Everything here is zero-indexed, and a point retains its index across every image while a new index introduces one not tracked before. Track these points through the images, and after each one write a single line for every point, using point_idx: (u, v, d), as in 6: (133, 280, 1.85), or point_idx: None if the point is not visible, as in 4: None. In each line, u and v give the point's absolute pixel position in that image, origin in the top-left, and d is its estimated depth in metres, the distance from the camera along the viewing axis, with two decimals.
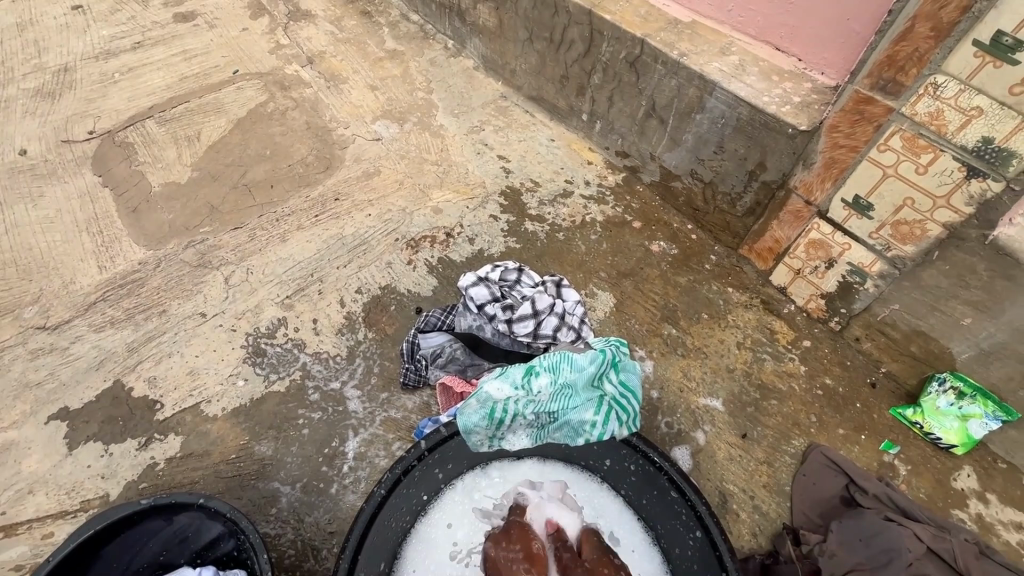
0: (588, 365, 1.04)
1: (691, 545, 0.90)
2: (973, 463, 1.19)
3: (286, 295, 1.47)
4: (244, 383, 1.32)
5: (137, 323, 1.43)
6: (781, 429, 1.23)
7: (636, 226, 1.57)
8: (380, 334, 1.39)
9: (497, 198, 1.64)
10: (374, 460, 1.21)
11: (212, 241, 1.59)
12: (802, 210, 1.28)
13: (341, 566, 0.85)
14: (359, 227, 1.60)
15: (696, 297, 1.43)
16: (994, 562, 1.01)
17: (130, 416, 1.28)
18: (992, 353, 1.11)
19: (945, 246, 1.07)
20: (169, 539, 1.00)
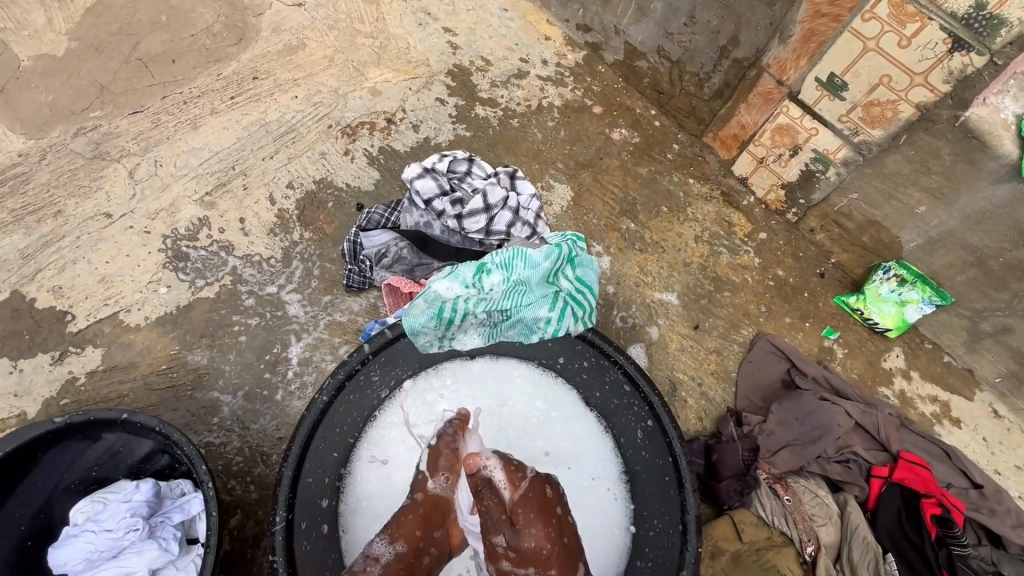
0: (543, 261, 1.00)
1: (642, 433, 0.92)
2: (903, 345, 1.25)
3: (205, 191, 1.30)
4: (167, 290, 1.20)
5: (29, 226, 1.24)
6: (731, 319, 1.25)
7: (597, 111, 1.43)
8: (318, 234, 1.26)
9: (444, 79, 1.44)
10: (320, 365, 1.16)
11: (107, 127, 1.35)
12: (771, 91, 1.18)
13: (283, 475, 0.82)
14: (285, 112, 1.39)
15: (657, 189, 1.36)
16: (911, 431, 1.10)
17: (38, 329, 1.15)
18: (938, 241, 1.12)
19: (914, 129, 1.02)
20: (100, 455, 0.95)
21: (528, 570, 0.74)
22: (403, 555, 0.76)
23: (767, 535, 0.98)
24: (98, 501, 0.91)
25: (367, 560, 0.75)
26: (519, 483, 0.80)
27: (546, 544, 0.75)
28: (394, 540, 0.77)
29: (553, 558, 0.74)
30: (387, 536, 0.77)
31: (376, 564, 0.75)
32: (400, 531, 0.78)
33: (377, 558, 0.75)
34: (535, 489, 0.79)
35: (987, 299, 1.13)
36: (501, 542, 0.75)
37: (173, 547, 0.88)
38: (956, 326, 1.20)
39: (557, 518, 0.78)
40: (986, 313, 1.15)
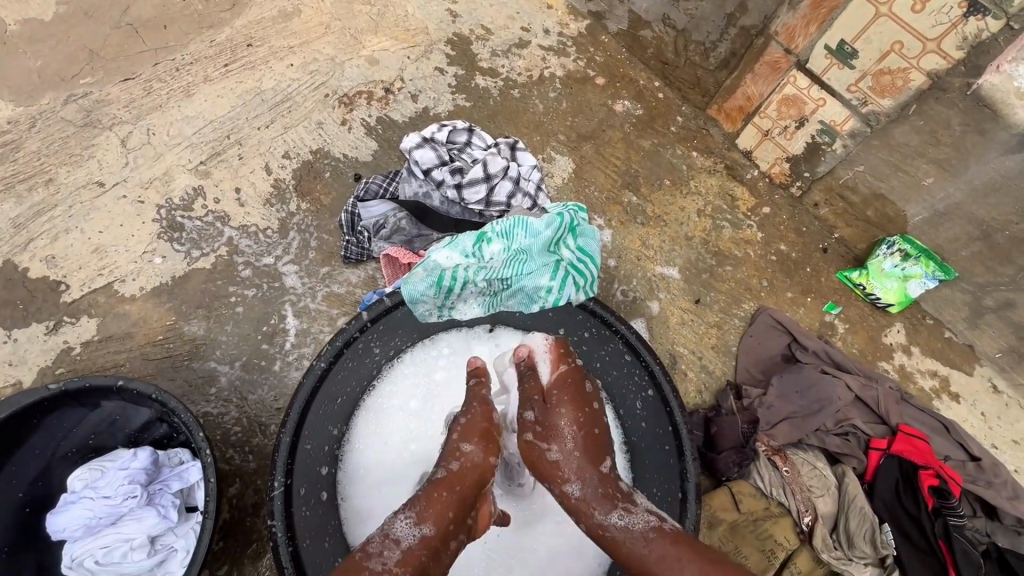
0: (544, 229, 0.97)
1: (642, 403, 0.93)
2: (904, 321, 1.25)
3: (199, 161, 1.27)
4: (162, 260, 1.18)
5: (20, 195, 1.21)
6: (733, 294, 1.24)
7: (599, 82, 1.40)
8: (315, 205, 1.24)
9: (443, 47, 1.40)
10: (318, 336, 1.15)
11: (98, 94, 1.31)
12: (779, 60, 1.15)
13: (282, 440, 0.81)
14: (281, 81, 1.35)
15: (660, 162, 1.34)
16: (911, 406, 1.10)
17: (31, 299, 1.13)
18: (944, 215, 1.11)
19: (924, 99, 1.00)
20: (98, 424, 0.94)
21: (552, 445, 0.78)
22: (428, 539, 0.67)
23: (765, 506, 1.00)
24: (96, 469, 0.91)
25: (385, 541, 0.65)
26: (565, 370, 0.86)
27: (571, 426, 0.79)
28: (421, 521, 0.68)
29: (578, 439, 0.78)
30: (412, 517, 0.68)
31: (395, 547, 0.65)
32: (429, 512, 0.69)
33: (397, 540, 0.65)
34: (575, 376, 0.85)
35: (991, 274, 1.12)
36: (532, 416, 0.82)
37: (172, 514, 0.88)
38: (958, 302, 1.19)
39: (591, 411, 0.82)
40: (989, 288, 1.14)
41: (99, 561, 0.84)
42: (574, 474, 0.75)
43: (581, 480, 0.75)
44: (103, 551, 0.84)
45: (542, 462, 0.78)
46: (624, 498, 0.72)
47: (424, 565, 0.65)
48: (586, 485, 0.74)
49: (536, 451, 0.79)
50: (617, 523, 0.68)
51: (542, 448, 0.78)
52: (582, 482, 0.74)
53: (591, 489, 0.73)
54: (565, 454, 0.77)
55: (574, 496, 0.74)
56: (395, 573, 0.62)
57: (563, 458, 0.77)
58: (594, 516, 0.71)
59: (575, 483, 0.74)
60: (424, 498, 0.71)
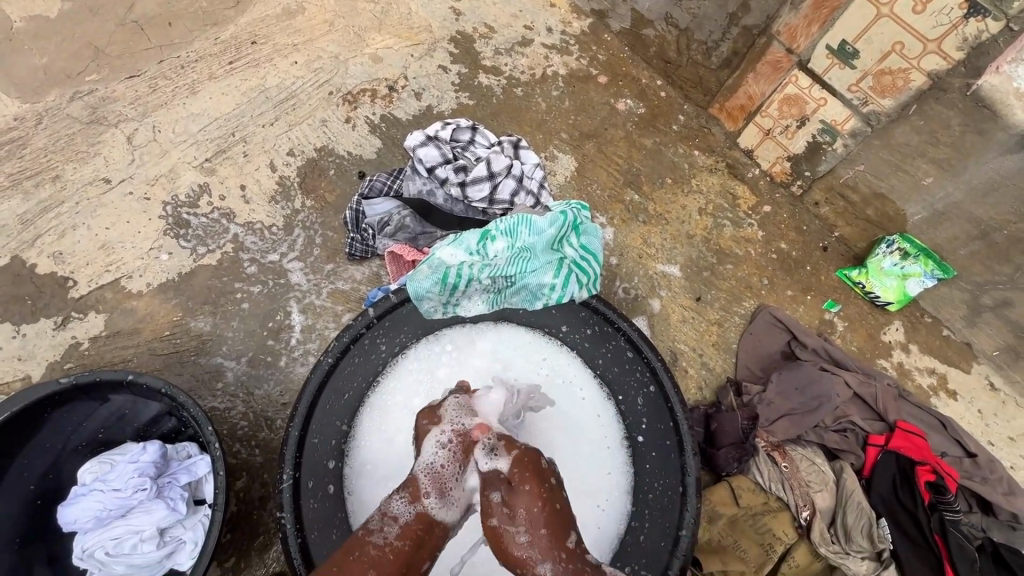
0: (548, 228, 0.99)
1: (644, 398, 0.94)
2: (903, 319, 1.26)
3: (205, 158, 1.28)
4: (168, 257, 1.19)
5: (27, 191, 1.22)
6: (733, 292, 1.26)
7: (602, 81, 1.40)
8: (320, 203, 1.25)
9: (447, 46, 1.40)
10: (323, 332, 1.17)
11: (103, 91, 1.31)
12: (781, 60, 1.15)
13: (290, 434, 0.83)
14: (285, 78, 1.36)
15: (662, 160, 1.34)
16: (909, 402, 1.11)
17: (39, 295, 1.15)
18: (943, 214, 1.12)
19: (924, 99, 1.00)
20: (107, 418, 0.95)
21: (518, 530, 0.69)
22: (423, 514, 0.73)
23: (764, 500, 1.01)
24: (105, 462, 0.92)
25: (384, 518, 0.71)
26: (520, 449, 0.78)
27: (538, 505, 0.71)
28: (414, 501, 0.73)
29: (545, 519, 0.69)
30: (406, 497, 0.74)
31: (394, 523, 0.71)
32: (421, 492, 0.75)
33: (395, 517, 0.71)
34: (531, 455, 0.77)
35: (989, 273, 1.13)
36: (497, 498, 0.73)
37: (181, 507, 0.89)
38: (957, 301, 1.21)
39: (552, 485, 0.75)
40: (987, 287, 1.15)
41: (110, 552, 0.86)
42: (545, 555, 0.67)
43: (551, 562, 0.67)
44: (113, 542, 0.86)
45: (508, 545, 0.70)
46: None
47: (419, 538, 0.71)
48: (557, 566, 0.67)
49: (505, 536, 0.70)
50: None
51: (510, 532, 0.70)
52: (553, 562, 0.67)
53: (560, 568, 0.66)
54: (533, 539, 0.68)
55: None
56: (394, 545, 0.68)
57: (533, 540, 0.68)
58: None
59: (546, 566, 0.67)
60: (412, 481, 0.76)
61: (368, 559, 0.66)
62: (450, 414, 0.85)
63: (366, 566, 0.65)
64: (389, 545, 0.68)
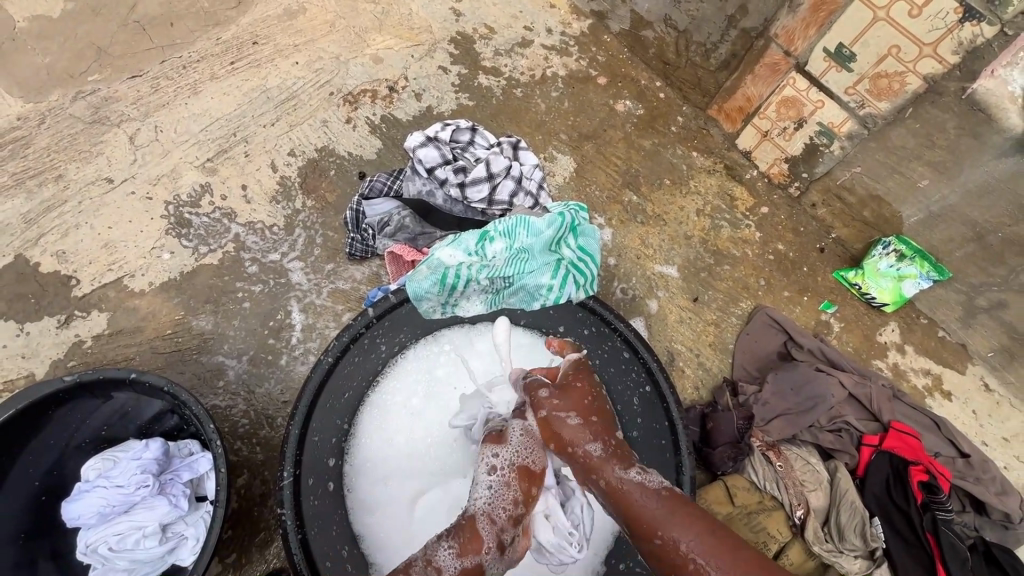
0: (546, 229, 1.00)
1: (639, 398, 0.95)
2: (899, 320, 1.27)
3: (206, 157, 1.29)
4: (170, 256, 1.20)
5: (31, 190, 1.23)
6: (730, 293, 1.27)
7: (601, 82, 1.41)
8: (320, 203, 1.26)
9: (447, 46, 1.41)
10: (323, 331, 1.18)
11: (106, 91, 1.32)
12: (779, 62, 1.16)
13: (291, 432, 0.82)
14: (286, 79, 1.37)
15: (660, 161, 1.35)
16: (903, 403, 1.12)
17: (43, 293, 1.16)
18: (939, 216, 1.13)
19: (920, 102, 1.01)
20: (110, 415, 0.97)
21: (569, 415, 0.77)
22: (467, 570, 0.69)
23: (759, 499, 1.02)
24: (109, 459, 0.94)
25: (428, 568, 0.68)
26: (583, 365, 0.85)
27: (591, 399, 0.79)
28: (463, 554, 0.69)
29: (596, 410, 0.78)
30: (454, 548, 0.70)
31: (439, 575, 0.67)
32: (471, 546, 0.70)
33: (439, 569, 0.68)
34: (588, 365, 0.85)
35: (984, 275, 1.14)
36: (546, 394, 0.80)
37: (183, 503, 0.90)
38: (952, 302, 1.21)
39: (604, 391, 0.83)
40: (982, 289, 1.16)
41: (112, 548, 0.87)
42: (595, 437, 0.75)
43: (600, 442, 0.74)
44: (116, 538, 0.87)
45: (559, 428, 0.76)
46: (637, 460, 0.74)
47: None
48: (605, 447, 0.74)
49: (555, 422, 0.77)
50: (634, 478, 0.70)
51: (562, 415, 0.77)
52: (602, 442, 0.74)
53: (608, 450, 0.74)
54: (584, 425, 0.76)
55: (591, 456, 0.73)
56: None
57: (583, 424, 0.76)
58: (614, 472, 0.71)
59: (596, 445, 0.74)
60: (467, 531, 0.71)
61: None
62: (515, 440, 0.80)
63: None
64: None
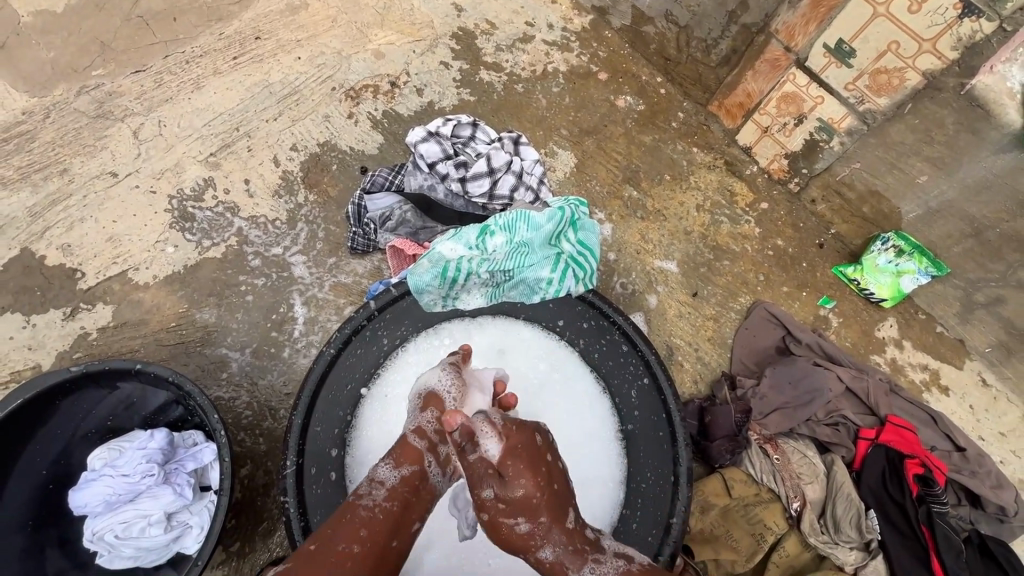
0: (545, 223, 1.02)
1: (638, 390, 0.96)
2: (897, 315, 1.28)
3: (209, 152, 1.30)
4: (174, 249, 1.22)
5: (36, 184, 1.25)
6: (729, 287, 1.27)
7: (602, 78, 1.41)
8: (322, 197, 1.27)
9: (448, 42, 1.42)
10: (325, 325, 1.19)
11: (110, 86, 1.33)
12: (779, 58, 1.16)
13: (294, 423, 0.87)
14: (288, 74, 1.37)
15: (660, 157, 1.36)
16: (900, 397, 1.14)
17: (49, 286, 1.17)
18: (938, 212, 1.13)
19: (919, 98, 1.01)
20: (116, 405, 0.98)
21: (517, 521, 0.71)
22: (408, 478, 0.74)
23: (756, 492, 1.03)
24: (114, 449, 0.95)
25: (372, 483, 0.73)
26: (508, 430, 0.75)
27: (536, 491, 0.71)
28: (399, 466, 0.74)
29: (545, 508, 0.71)
30: (391, 462, 0.75)
31: (382, 487, 0.73)
32: (404, 458, 0.75)
33: (381, 481, 0.73)
34: (522, 440, 0.74)
35: (982, 270, 1.15)
36: (490, 494, 0.72)
37: (187, 492, 0.92)
38: (950, 298, 1.22)
39: (547, 467, 0.74)
40: (980, 284, 1.17)
41: (119, 535, 0.88)
42: (545, 540, 0.71)
43: (551, 545, 0.71)
44: (122, 526, 0.88)
45: (511, 535, 0.72)
46: (593, 547, 0.71)
47: (407, 502, 0.72)
48: (557, 548, 0.70)
49: (501, 526, 0.72)
50: None
51: (508, 523, 0.71)
52: (553, 547, 0.70)
53: (561, 551, 0.70)
54: (532, 528, 0.71)
55: (546, 560, 0.71)
56: (383, 508, 0.70)
57: (531, 529, 0.71)
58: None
59: (547, 550, 0.70)
60: (398, 444, 0.77)
61: (361, 519, 0.68)
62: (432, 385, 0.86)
63: (358, 527, 0.67)
64: (378, 505, 0.70)
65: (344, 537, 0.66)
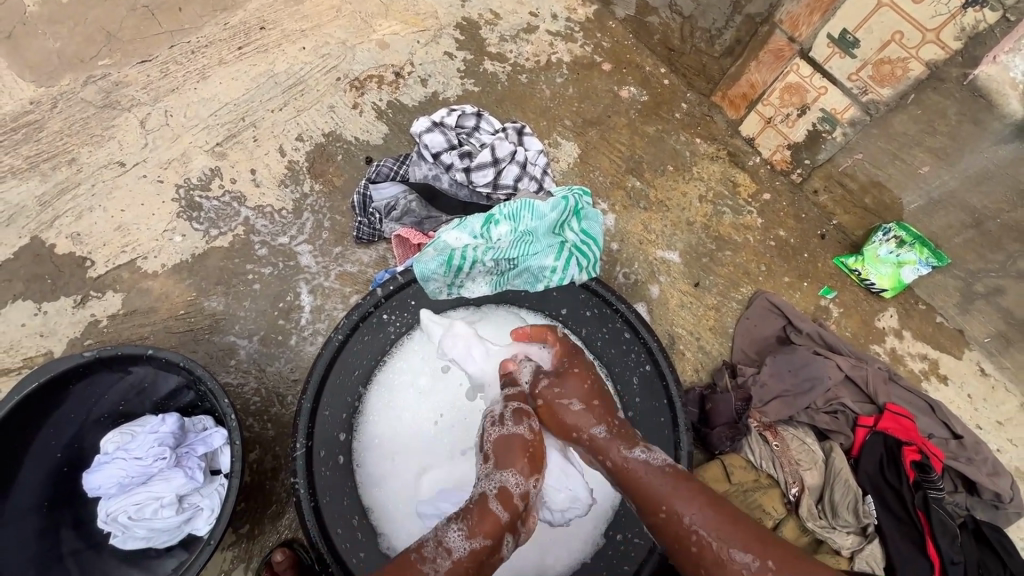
0: (550, 212, 1.04)
1: (640, 376, 0.97)
2: (897, 305, 1.29)
3: (216, 142, 1.31)
4: (182, 238, 1.23)
5: (45, 173, 1.26)
6: (731, 278, 1.28)
7: (605, 68, 1.42)
8: (327, 187, 1.29)
9: (452, 32, 1.42)
10: (332, 313, 1.21)
11: (116, 76, 1.34)
12: (783, 48, 1.16)
13: (303, 406, 0.86)
14: (293, 64, 1.38)
15: (663, 148, 1.36)
16: (899, 385, 1.15)
17: (59, 274, 1.19)
18: (940, 203, 1.14)
19: (922, 88, 1.02)
20: (127, 391, 1.00)
21: (573, 402, 0.85)
22: (477, 553, 0.69)
23: (755, 477, 1.05)
24: (127, 433, 0.97)
25: (439, 548, 0.69)
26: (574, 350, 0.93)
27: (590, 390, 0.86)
28: (472, 536, 0.70)
29: (595, 394, 0.86)
30: (464, 530, 0.71)
31: (448, 556, 0.68)
32: (480, 526, 0.71)
33: (449, 549, 0.68)
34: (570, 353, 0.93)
35: (982, 261, 1.16)
36: (547, 383, 0.88)
37: (199, 475, 0.94)
38: (950, 288, 1.23)
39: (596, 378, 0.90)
40: (980, 275, 1.18)
41: (132, 516, 0.90)
42: (599, 420, 0.83)
43: (604, 425, 0.82)
44: (135, 507, 0.90)
45: (564, 417, 0.84)
46: (643, 441, 0.81)
47: (471, 573, 0.68)
48: (609, 429, 0.82)
49: (559, 409, 0.85)
50: (638, 456, 0.77)
51: (565, 405, 0.85)
52: (606, 425, 0.82)
53: (612, 432, 0.81)
54: (585, 409, 0.84)
55: (599, 437, 0.81)
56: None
57: (586, 409, 0.84)
58: (617, 451, 0.79)
59: (598, 427, 0.82)
60: (477, 511, 0.73)
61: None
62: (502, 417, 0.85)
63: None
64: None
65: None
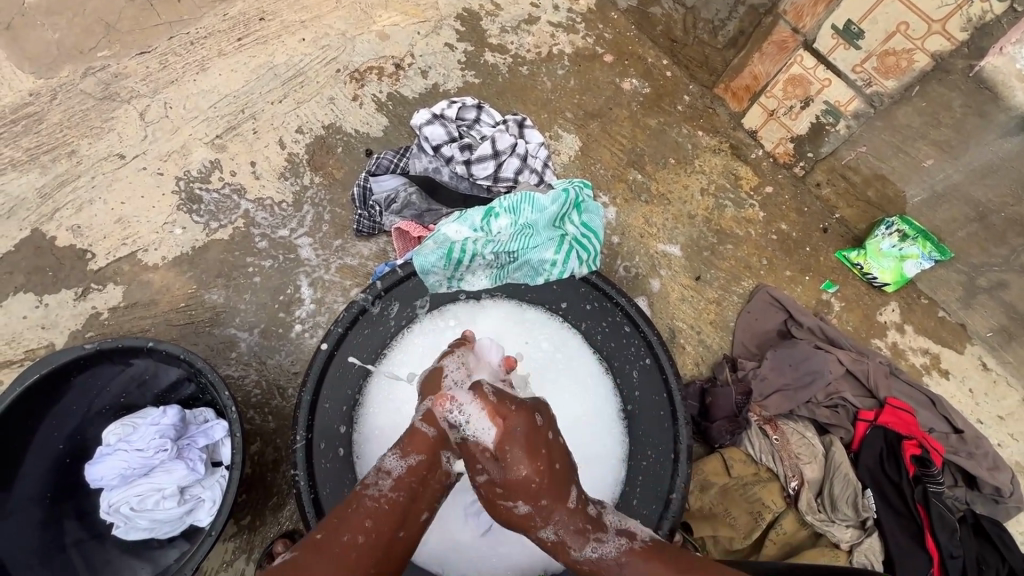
0: (550, 205, 1.05)
1: (640, 370, 0.97)
2: (899, 300, 1.28)
3: (215, 134, 1.30)
4: (182, 231, 1.23)
5: (45, 166, 1.26)
6: (732, 272, 1.28)
7: (607, 60, 1.40)
8: (328, 179, 1.28)
9: (453, 23, 1.41)
10: (332, 306, 1.21)
11: (116, 67, 1.33)
12: (787, 39, 1.15)
13: (302, 398, 0.89)
14: (293, 55, 1.37)
15: (665, 141, 1.35)
16: (900, 379, 1.14)
17: (60, 267, 1.19)
18: (943, 196, 1.13)
19: (927, 81, 1.01)
20: (128, 383, 1.00)
21: (517, 505, 0.75)
22: (413, 467, 0.77)
23: (754, 471, 1.05)
24: (128, 425, 0.97)
25: (378, 473, 0.76)
26: (507, 412, 0.77)
27: (534, 476, 0.74)
28: (405, 455, 0.78)
29: (545, 491, 0.74)
30: (397, 451, 0.78)
31: (387, 476, 0.76)
32: (410, 446, 0.78)
33: (387, 471, 0.77)
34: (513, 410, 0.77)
35: (985, 255, 1.15)
36: (486, 477, 0.77)
37: (199, 467, 0.94)
38: (953, 282, 1.22)
39: (547, 448, 0.76)
40: (983, 269, 1.17)
41: (134, 507, 0.91)
42: (547, 523, 0.74)
43: (552, 526, 0.74)
44: (137, 499, 0.91)
45: (512, 517, 0.76)
46: (596, 526, 0.74)
47: (413, 489, 0.76)
48: (559, 529, 0.74)
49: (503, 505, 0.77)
50: (590, 556, 0.72)
51: (510, 505, 0.76)
52: (554, 527, 0.74)
53: (562, 531, 0.74)
54: (535, 509, 0.75)
55: (549, 539, 0.75)
56: (388, 496, 0.74)
57: (532, 509, 0.75)
58: (571, 552, 0.73)
59: (548, 532, 0.74)
60: (406, 433, 0.80)
61: (367, 510, 0.72)
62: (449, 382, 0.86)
63: (363, 516, 0.71)
64: (384, 497, 0.73)
65: (348, 527, 0.70)
